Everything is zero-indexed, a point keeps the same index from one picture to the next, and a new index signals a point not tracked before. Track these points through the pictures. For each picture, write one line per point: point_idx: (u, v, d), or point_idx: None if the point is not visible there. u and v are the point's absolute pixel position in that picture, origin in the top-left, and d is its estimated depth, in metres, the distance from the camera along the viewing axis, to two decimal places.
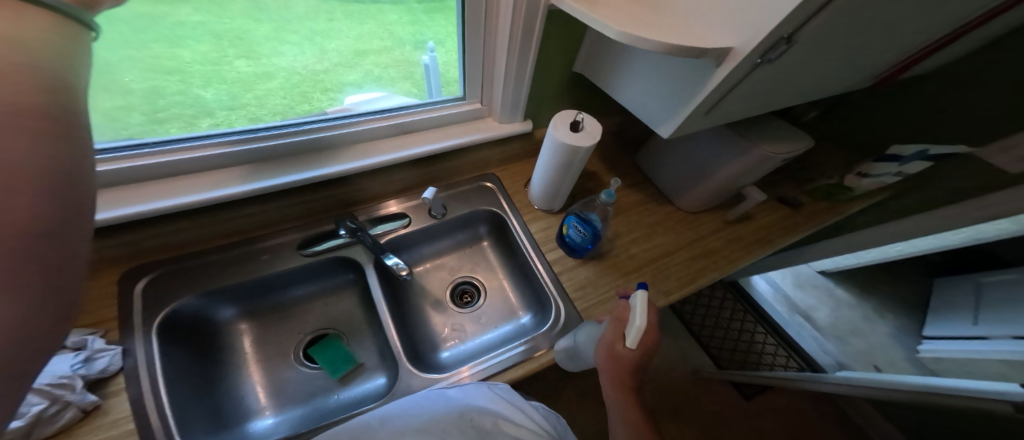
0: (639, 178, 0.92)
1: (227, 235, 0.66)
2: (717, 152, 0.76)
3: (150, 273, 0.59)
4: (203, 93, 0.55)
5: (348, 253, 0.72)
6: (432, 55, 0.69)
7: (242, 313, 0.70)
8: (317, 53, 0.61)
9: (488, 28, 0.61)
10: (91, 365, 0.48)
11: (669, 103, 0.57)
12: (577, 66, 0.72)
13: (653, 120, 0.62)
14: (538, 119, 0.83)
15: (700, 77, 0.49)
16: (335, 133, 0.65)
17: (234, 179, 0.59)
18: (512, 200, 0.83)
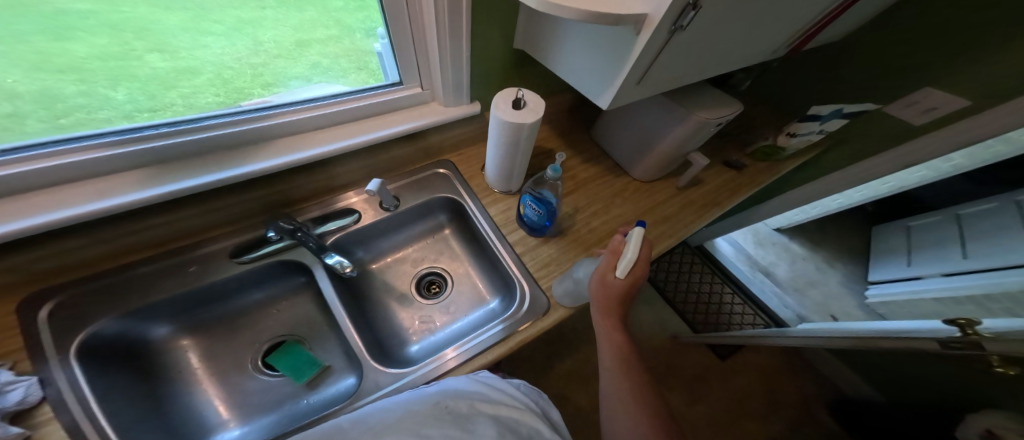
0: (598, 153, 0.92)
1: (149, 246, 0.62)
2: (658, 122, 0.76)
3: (56, 297, 0.54)
4: (112, 94, 0.50)
5: (291, 256, 0.70)
6: (384, 42, 0.65)
7: (181, 328, 0.67)
8: (250, 45, 0.55)
9: (412, 10, 0.58)
10: (3, 398, 0.43)
11: (603, 74, 0.56)
12: (517, 42, 0.70)
13: (592, 92, 0.61)
14: (486, 101, 0.81)
15: (624, 45, 0.49)
16: (252, 128, 0.61)
17: (136, 183, 0.54)
18: (469, 186, 0.82)
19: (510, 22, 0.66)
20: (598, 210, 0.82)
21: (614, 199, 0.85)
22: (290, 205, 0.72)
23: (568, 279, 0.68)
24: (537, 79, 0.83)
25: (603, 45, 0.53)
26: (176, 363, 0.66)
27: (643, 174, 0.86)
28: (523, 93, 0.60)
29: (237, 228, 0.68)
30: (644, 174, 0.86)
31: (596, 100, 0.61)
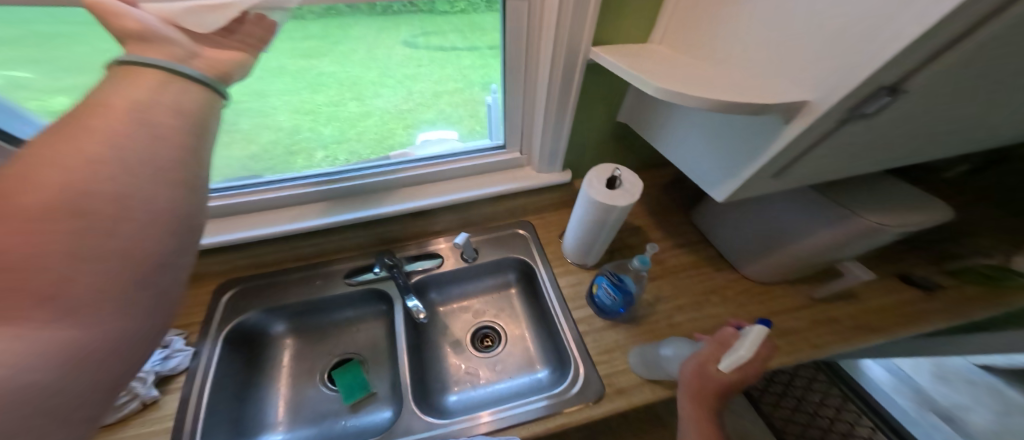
0: (695, 237, 0.78)
1: (294, 259, 0.75)
2: (799, 218, 0.57)
3: (234, 287, 0.70)
4: (323, 130, 0.68)
5: (382, 286, 0.74)
6: (495, 96, 0.69)
7: (292, 328, 0.76)
8: (405, 93, 0.68)
9: (528, 80, 0.59)
10: (167, 362, 0.58)
11: (725, 162, 0.46)
12: (621, 115, 0.65)
13: (704, 179, 0.51)
14: (581, 168, 0.78)
15: (767, 133, 0.38)
16: (392, 178, 0.71)
17: (315, 211, 0.69)
18: (545, 250, 0.78)
19: (617, 95, 0.62)
20: (687, 306, 0.66)
21: (710, 295, 0.68)
22: (394, 242, 0.78)
23: (651, 349, 0.58)
24: (641, 148, 0.77)
25: (733, 129, 0.43)
26: (273, 356, 0.73)
27: (756, 271, 0.68)
28: (620, 173, 0.53)
29: (349, 255, 0.76)
30: (761, 274, 0.68)
31: (709, 191, 0.50)
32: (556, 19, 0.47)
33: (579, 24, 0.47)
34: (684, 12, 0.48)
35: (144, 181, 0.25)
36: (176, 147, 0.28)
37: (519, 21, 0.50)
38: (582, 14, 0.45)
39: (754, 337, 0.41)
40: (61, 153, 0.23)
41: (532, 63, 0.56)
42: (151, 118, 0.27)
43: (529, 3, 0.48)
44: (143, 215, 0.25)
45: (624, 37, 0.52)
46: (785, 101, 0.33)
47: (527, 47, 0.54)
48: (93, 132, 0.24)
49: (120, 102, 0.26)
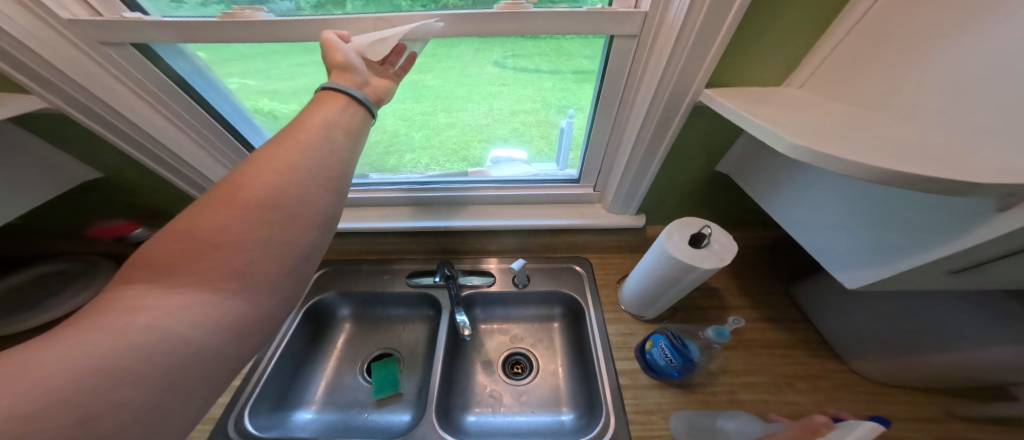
0: (793, 315, 0.69)
1: (372, 253, 0.85)
2: (955, 324, 0.46)
3: (326, 266, 0.83)
4: (414, 136, 0.76)
5: (435, 294, 0.78)
6: (570, 120, 0.69)
7: (355, 315, 0.83)
8: (487, 109, 0.70)
9: (619, 115, 0.60)
10: None
11: (870, 249, 0.43)
12: (721, 166, 0.64)
13: (836, 259, 0.48)
14: (656, 215, 0.76)
15: (925, 237, 0.35)
16: (462, 195, 0.78)
17: (401, 215, 0.80)
18: (598, 293, 0.75)
19: (720, 147, 0.60)
20: (760, 386, 0.58)
21: (792, 380, 0.59)
22: (456, 253, 0.84)
23: (714, 417, 0.55)
24: (726, 206, 0.73)
25: (874, 218, 0.41)
26: (332, 338, 0.81)
27: (869, 370, 0.57)
28: (710, 230, 0.53)
29: (416, 257, 0.84)
30: (877, 373, 0.56)
31: (834, 273, 0.48)
32: (667, 60, 0.45)
33: (692, 64, 0.44)
34: (836, 65, 0.44)
35: (313, 185, 0.32)
36: (336, 157, 0.35)
37: (624, 58, 0.51)
38: (699, 56, 0.43)
39: (864, 431, 0.32)
40: (275, 161, 0.31)
41: (627, 100, 0.57)
42: (328, 137, 0.35)
43: (637, 42, 0.49)
44: (307, 212, 0.32)
45: (749, 76, 0.48)
46: (996, 185, 0.25)
47: (625, 86, 0.55)
48: (293, 146, 0.33)
49: (309, 123, 0.35)
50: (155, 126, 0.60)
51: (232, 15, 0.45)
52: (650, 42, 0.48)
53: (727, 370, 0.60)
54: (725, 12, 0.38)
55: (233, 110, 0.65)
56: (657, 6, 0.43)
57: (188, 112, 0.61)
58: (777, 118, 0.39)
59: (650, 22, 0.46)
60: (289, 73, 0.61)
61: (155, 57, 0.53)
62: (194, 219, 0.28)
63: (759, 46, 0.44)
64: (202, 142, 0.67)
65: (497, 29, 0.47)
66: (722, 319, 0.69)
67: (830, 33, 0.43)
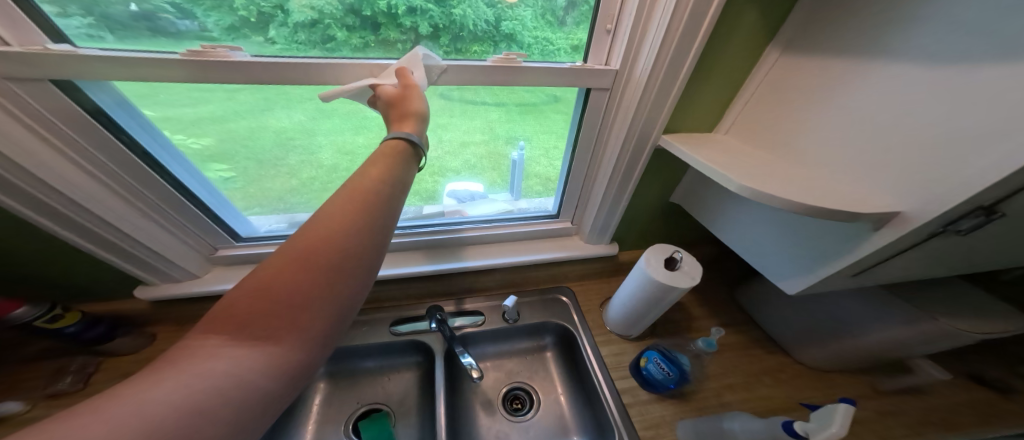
0: (742, 319, 0.81)
1: None
2: (859, 315, 0.60)
3: None
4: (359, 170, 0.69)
5: (425, 340, 0.75)
6: (521, 151, 0.74)
7: (331, 372, 0.74)
8: (437, 141, 0.68)
9: (595, 154, 0.66)
10: None
11: (795, 260, 0.52)
12: (674, 196, 0.74)
13: (774, 271, 0.57)
14: (625, 241, 0.85)
15: (831, 250, 0.46)
16: (457, 235, 0.80)
17: (413, 259, 0.78)
18: (585, 319, 0.80)
19: (674, 177, 0.70)
20: (737, 386, 0.67)
21: (760, 376, 0.70)
22: (451, 295, 0.83)
23: (714, 423, 0.60)
24: (680, 229, 0.85)
25: (793, 236, 0.51)
26: (303, 399, 0.70)
27: (809, 358, 0.70)
28: (681, 256, 0.60)
29: (398, 304, 0.80)
30: (813, 362, 0.70)
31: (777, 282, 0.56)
32: (636, 108, 0.53)
33: (656, 110, 0.52)
34: (750, 117, 0.55)
35: (368, 239, 0.33)
36: (386, 212, 0.36)
37: (597, 107, 0.58)
38: (660, 104, 0.52)
39: (842, 414, 0.42)
40: (332, 219, 0.32)
41: (600, 145, 0.64)
42: (383, 193, 0.36)
43: (608, 94, 0.56)
44: (365, 268, 0.33)
45: (698, 124, 0.58)
46: (877, 212, 0.37)
47: (600, 130, 0.62)
48: (351, 203, 0.34)
49: (362, 173, 0.37)
50: (62, 176, 0.48)
51: (202, 53, 0.42)
52: (619, 97, 0.55)
53: (710, 375, 0.69)
54: (681, 63, 0.46)
55: (163, 149, 0.55)
56: (625, 65, 0.51)
57: (110, 158, 0.51)
58: (726, 161, 0.48)
59: (620, 80, 0.53)
60: (185, 98, 0.50)
61: (72, 88, 0.44)
62: (265, 275, 0.29)
63: (704, 101, 0.54)
64: (122, 191, 0.55)
65: (494, 80, 0.51)
66: (692, 329, 0.79)
67: (741, 94, 0.55)
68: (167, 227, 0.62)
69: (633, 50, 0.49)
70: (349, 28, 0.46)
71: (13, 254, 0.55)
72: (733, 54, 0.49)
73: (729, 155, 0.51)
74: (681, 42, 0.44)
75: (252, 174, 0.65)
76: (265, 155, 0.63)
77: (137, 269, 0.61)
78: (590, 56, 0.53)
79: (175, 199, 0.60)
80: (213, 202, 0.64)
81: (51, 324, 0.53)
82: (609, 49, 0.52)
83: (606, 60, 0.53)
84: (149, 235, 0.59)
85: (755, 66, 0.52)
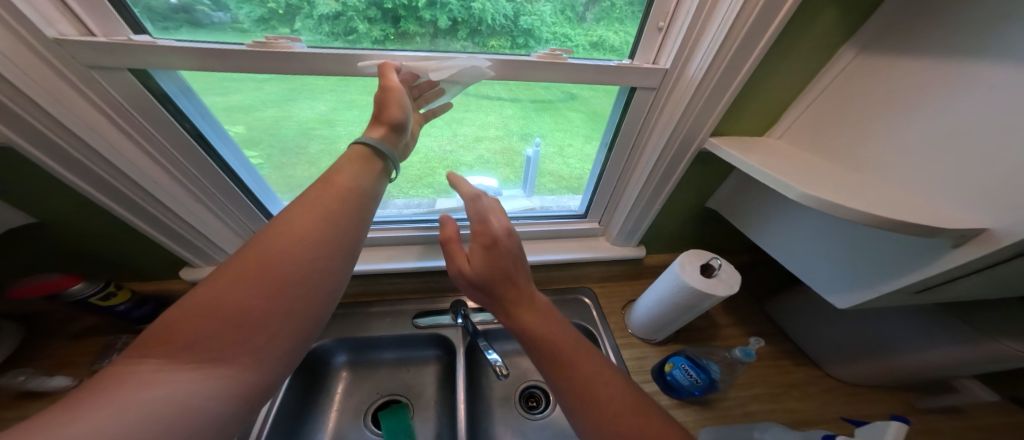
0: (768, 329, 0.79)
1: (370, 295, 0.80)
2: (906, 333, 0.57)
3: None
4: None
5: (447, 333, 0.75)
6: (536, 148, 0.73)
7: (353, 362, 0.76)
8: (450, 134, 0.69)
9: (632, 154, 0.63)
10: None
11: (846, 274, 0.50)
12: (711, 201, 0.71)
13: (820, 285, 0.54)
14: (652, 245, 0.84)
15: (892, 268, 0.43)
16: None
17: (410, 254, 0.78)
18: (607, 321, 0.80)
19: (713, 184, 0.67)
20: (763, 396, 0.66)
21: (787, 387, 0.68)
22: None
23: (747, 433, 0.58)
24: (711, 234, 0.82)
25: (845, 250, 0.49)
26: (327, 389, 0.73)
27: (843, 373, 0.67)
28: (720, 263, 0.57)
29: (421, 297, 0.81)
30: (845, 376, 0.67)
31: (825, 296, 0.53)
32: (685, 110, 0.51)
33: (706, 113, 0.50)
34: (804, 126, 0.52)
35: (320, 264, 0.36)
36: (349, 226, 0.40)
37: (641, 107, 0.56)
38: (711, 106, 0.49)
39: (896, 431, 0.37)
40: (283, 242, 0.35)
41: (638, 145, 0.62)
42: (337, 217, 0.39)
43: (655, 94, 0.53)
44: (325, 284, 0.36)
45: (748, 127, 0.55)
46: (961, 228, 0.34)
47: (638, 133, 0.60)
48: (303, 224, 0.37)
49: (323, 195, 0.40)
50: (130, 160, 0.50)
51: (266, 44, 0.43)
52: (666, 97, 0.53)
53: (735, 384, 0.67)
54: (744, 63, 0.44)
55: (216, 132, 0.55)
56: (676, 64, 0.49)
57: (175, 145, 0.52)
58: (785, 167, 0.46)
59: (668, 80, 0.51)
60: (216, 88, 0.51)
61: (144, 76, 0.45)
62: (221, 288, 0.32)
63: (755, 105, 0.52)
64: (182, 178, 0.57)
65: (538, 75, 0.50)
66: (717, 337, 0.77)
67: (798, 100, 0.52)
68: (217, 212, 0.63)
69: (688, 48, 0.47)
70: (370, 20, 0.46)
71: (68, 236, 0.57)
72: (798, 58, 0.46)
73: (780, 161, 0.48)
74: (746, 41, 0.42)
75: (276, 161, 0.66)
76: (289, 142, 0.64)
77: (185, 252, 0.64)
78: (637, 54, 0.51)
79: (227, 186, 0.61)
80: (258, 189, 0.66)
81: (105, 301, 0.55)
82: (658, 48, 0.50)
83: (653, 59, 0.51)
84: (200, 219, 0.61)
85: (823, 66, 0.48)
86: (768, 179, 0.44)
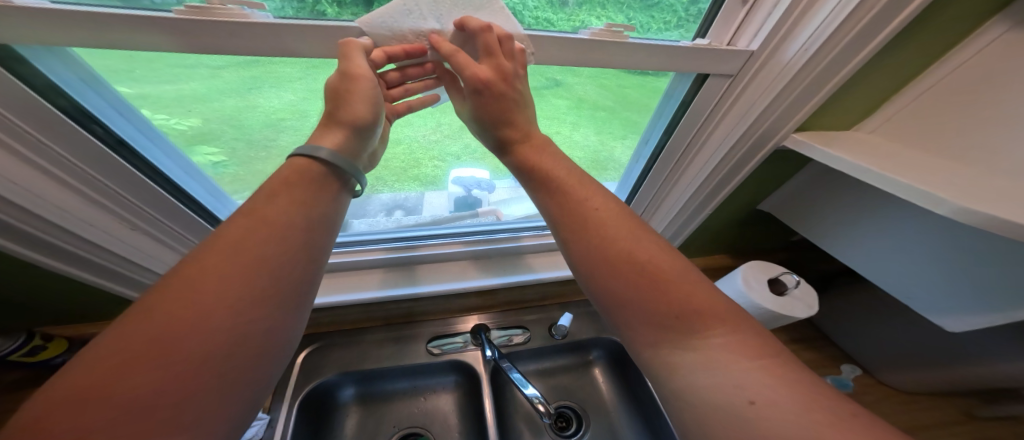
0: (812, 334, 0.74)
1: (376, 319, 0.71)
2: (989, 345, 0.52)
3: (315, 343, 0.66)
4: None
5: (468, 358, 0.67)
6: None
7: (361, 395, 0.66)
8: (434, 124, 0.68)
9: (686, 155, 0.57)
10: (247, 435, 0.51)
11: (951, 289, 0.46)
12: (764, 205, 0.69)
13: (913, 299, 0.52)
14: (688, 250, 0.77)
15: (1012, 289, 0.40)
16: (503, 245, 0.76)
17: (369, 284, 0.70)
18: None
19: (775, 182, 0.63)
20: None
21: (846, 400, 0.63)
22: (492, 308, 0.75)
23: None
24: (748, 235, 0.76)
25: (946, 263, 0.45)
26: (333, 431, 0.62)
27: (899, 380, 0.63)
28: (795, 280, 0.51)
29: (434, 318, 0.72)
30: (906, 385, 0.63)
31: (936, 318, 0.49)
32: (770, 102, 0.44)
33: (796, 108, 0.44)
34: (915, 113, 0.44)
35: (262, 303, 0.28)
36: (295, 257, 0.31)
37: (710, 98, 0.48)
38: (805, 100, 0.43)
39: None
40: (203, 279, 0.26)
41: (694, 145, 0.55)
42: (282, 241, 0.31)
43: (730, 82, 0.46)
44: (270, 326, 0.28)
45: (832, 122, 0.48)
46: None
47: (698, 130, 0.53)
48: (232, 254, 0.28)
49: (260, 213, 0.31)
50: (14, 182, 0.36)
51: (205, 10, 0.30)
52: (743, 85, 0.46)
53: None
54: (862, 47, 0.37)
55: (144, 133, 0.43)
56: (766, 46, 0.41)
57: (73, 153, 0.38)
58: (895, 169, 0.39)
59: (752, 64, 0.43)
60: (165, 77, 0.41)
61: (13, 60, 0.31)
62: (98, 374, 0.21)
63: (851, 97, 0.45)
64: (92, 193, 0.42)
65: (590, 58, 0.40)
66: None
67: (906, 91, 0.44)
68: (147, 231, 0.49)
69: (785, 28, 0.39)
70: (342, 3, 0.35)
71: None
72: (919, 41, 0.38)
73: (887, 162, 0.41)
74: (874, 20, 0.34)
75: (241, 157, 0.57)
76: (255, 136, 0.55)
77: (122, 287, 0.51)
78: (712, 31, 0.42)
79: (157, 195, 0.47)
80: (211, 202, 0.55)
81: (31, 357, 0.43)
82: (739, 26, 0.42)
83: (730, 40, 0.43)
84: (122, 242, 0.47)
85: (950, 50, 0.40)
86: (892, 187, 0.38)
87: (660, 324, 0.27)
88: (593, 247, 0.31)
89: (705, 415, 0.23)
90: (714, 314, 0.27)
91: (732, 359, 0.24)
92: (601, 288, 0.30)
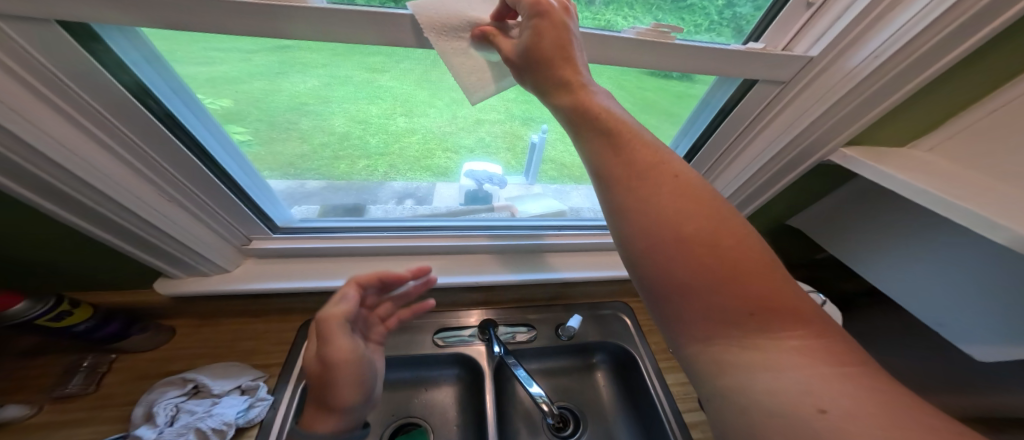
0: None
1: None
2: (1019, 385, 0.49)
3: None
4: (370, 141, 0.72)
5: (472, 353, 0.67)
6: (542, 135, 0.75)
7: None
8: (449, 117, 0.69)
9: (721, 159, 0.57)
10: (247, 413, 0.50)
11: (996, 323, 0.44)
12: (793, 220, 0.68)
13: (949, 329, 0.50)
14: None
15: None
16: (519, 243, 0.74)
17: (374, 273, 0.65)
18: (647, 342, 0.72)
19: (803, 194, 0.61)
20: None
21: None
22: (500, 304, 0.76)
23: None
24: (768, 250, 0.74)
25: (995, 294, 0.43)
26: None
27: None
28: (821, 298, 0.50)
29: (442, 310, 0.73)
30: None
31: (957, 343, 0.49)
32: (823, 113, 0.43)
33: (849, 120, 0.43)
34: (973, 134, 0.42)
35: None
36: None
37: (757, 103, 0.47)
38: (861, 112, 0.42)
39: None
40: None
41: (731, 150, 0.55)
42: None
43: (780, 89, 0.45)
44: None
45: (878, 135, 0.47)
46: None
47: (739, 135, 0.53)
48: None
49: None
50: (76, 155, 0.36)
51: None
52: (794, 91, 0.45)
53: None
54: (933, 61, 0.36)
55: (194, 110, 0.42)
56: (827, 56, 0.40)
57: (130, 127, 0.39)
58: (953, 194, 0.37)
59: (807, 71, 0.42)
60: (199, 58, 0.42)
61: (86, 37, 0.31)
62: None
63: (900, 112, 0.44)
64: (142, 167, 0.43)
65: (628, 58, 0.39)
66: None
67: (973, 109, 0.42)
68: (192, 211, 0.50)
69: (848, 39, 0.38)
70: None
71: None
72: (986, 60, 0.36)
73: (942, 188, 0.38)
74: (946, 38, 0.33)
75: (264, 136, 0.59)
76: (278, 118, 0.60)
77: (162, 262, 0.51)
78: (767, 35, 0.41)
79: (203, 175, 0.47)
80: (248, 184, 0.54)
81: (56, 322, 0.44)
82: (797, 32, 0.41)
83: (787, 44, 0.41)
84: (174, 223, 0.48)
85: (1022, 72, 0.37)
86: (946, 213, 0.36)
87: (724, 321, 0.24)
88: (657, 221, 0.27)
89: (748, 425, 0.22)
90: (791, 311, 0.24)
91: (801, 361, 0.22)
92: (662, 270, 0.27)
